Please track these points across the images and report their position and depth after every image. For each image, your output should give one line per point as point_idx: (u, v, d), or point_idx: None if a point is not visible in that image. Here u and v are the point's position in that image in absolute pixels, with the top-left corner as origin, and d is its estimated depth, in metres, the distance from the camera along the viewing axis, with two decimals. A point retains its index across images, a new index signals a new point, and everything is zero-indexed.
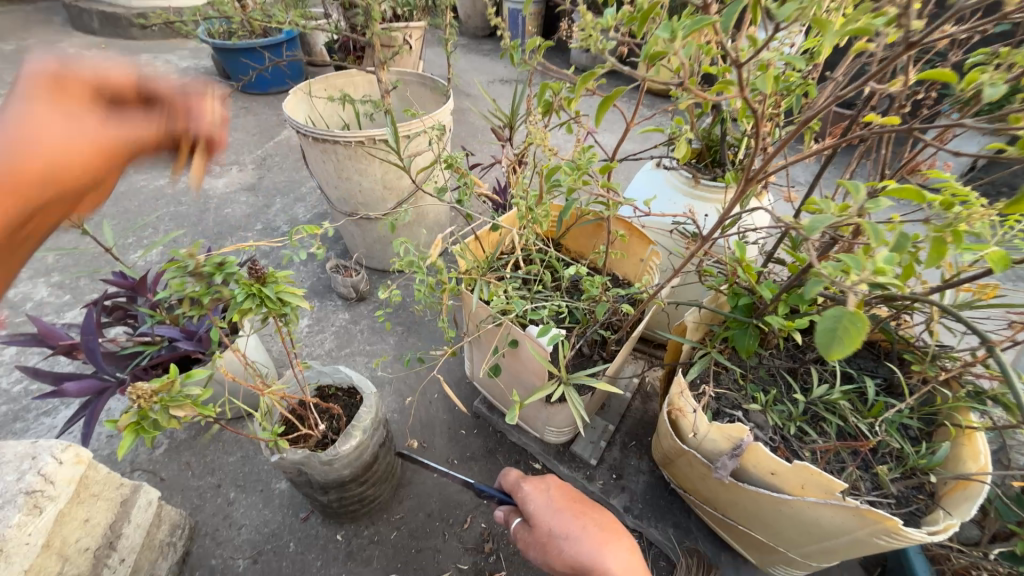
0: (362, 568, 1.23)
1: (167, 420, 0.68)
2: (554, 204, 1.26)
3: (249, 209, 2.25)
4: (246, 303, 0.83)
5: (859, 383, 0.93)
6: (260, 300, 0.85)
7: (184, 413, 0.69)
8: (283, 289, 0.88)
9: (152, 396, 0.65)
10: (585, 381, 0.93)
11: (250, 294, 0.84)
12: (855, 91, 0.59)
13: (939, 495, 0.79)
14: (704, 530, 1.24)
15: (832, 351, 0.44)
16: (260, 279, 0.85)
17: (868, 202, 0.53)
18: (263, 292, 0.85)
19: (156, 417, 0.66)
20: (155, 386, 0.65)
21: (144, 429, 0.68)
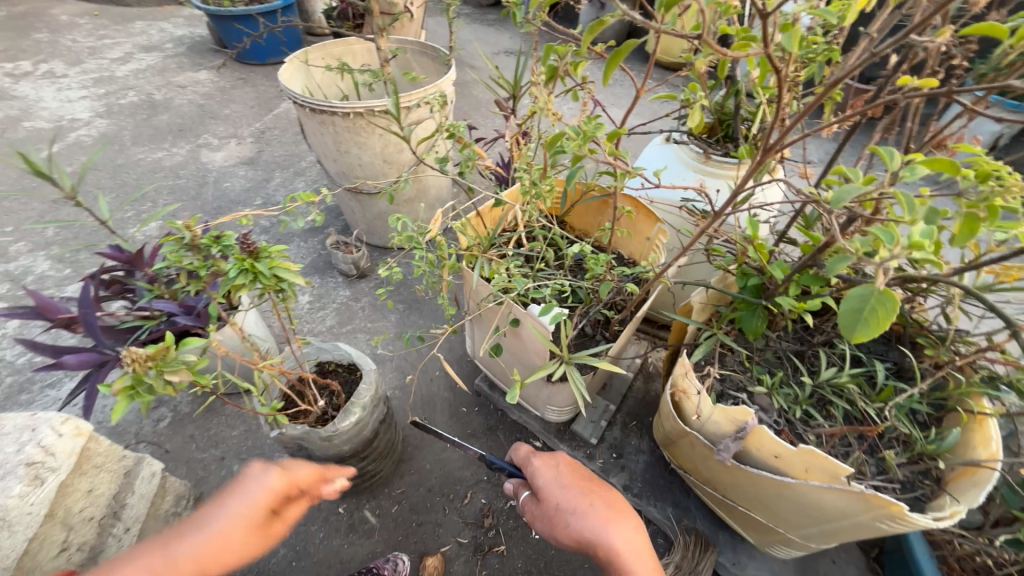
0: (364, 540, 1.25)
1: (162, 386, 0.67)
2: (558, 179, 1.22)
3: (249, 183, 2.21)
4: (240, 278, 0.82)
5: (868, 366, 0.90)
6: (253, 275, 0.83)
7: (179, 379, 0.67)
8: (277, 265, 0.85)
9: (147, 361, 0.64)
10: (587, 361, 0.91)
11: (243, 270, 0.82)
12: (891, 49, 0.54)
13: (946, 480, 0.77)
14: (702, 509, 1.25)
15: (857, 331, 0.50)
16: (253, 254, 0.83)
17: (902, 169, 0.49)
18: (257, 267, 0.83)
19: (151, 382, 0.65)
20: (151, 350, 0.64)
21: (138, 394, 0.66)
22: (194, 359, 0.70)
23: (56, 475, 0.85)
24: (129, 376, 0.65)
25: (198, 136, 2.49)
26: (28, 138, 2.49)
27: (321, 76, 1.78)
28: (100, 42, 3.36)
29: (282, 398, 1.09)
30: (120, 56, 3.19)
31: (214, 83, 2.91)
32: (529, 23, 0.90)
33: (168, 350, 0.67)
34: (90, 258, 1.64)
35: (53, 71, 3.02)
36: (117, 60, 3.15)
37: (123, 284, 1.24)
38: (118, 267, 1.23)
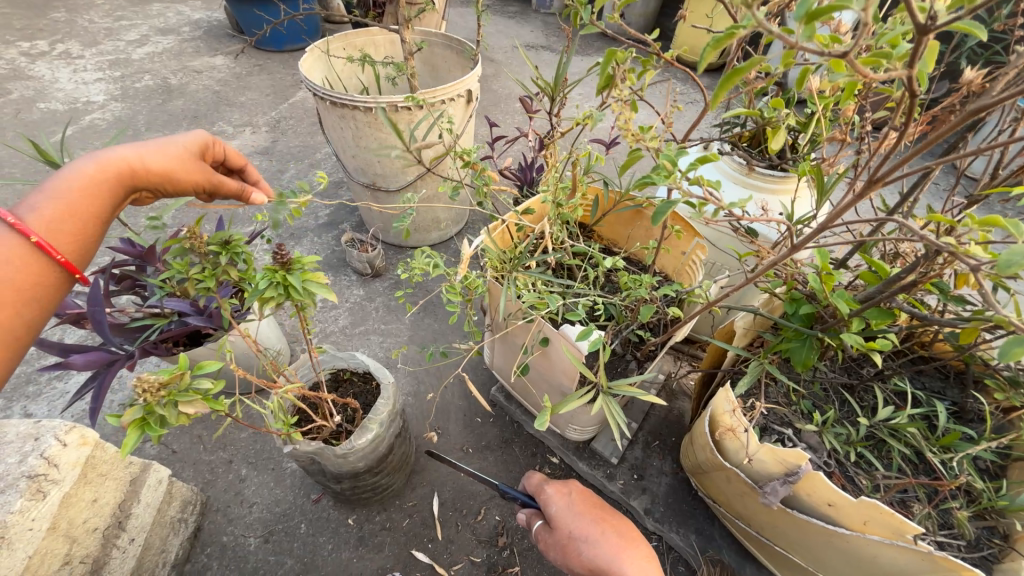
0: (373, 554, 1.21)
1: (176, 417, 0.62)
2: (590, 187, 1.15)
3: (263, 173, 2.17)
4: (269, 291, 0.76)
5: (927, 407, 0.84)
6: (284, 289, 0.77)
7: (195, 410, 0.62)
8: (308, 277, 0.80)
9: (160, 390, 0.59)
10: (626, 393, 0.84)
11: (273, 282, 0.76)
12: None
13: (1016, 539, 0.71)
14: (727, 538, 1.19)
15: None
16: (285, 265, 0.77)
17: None
18: (289, 281, 0.77)
19: (164, 413, 0.60)
20: (165, 378, 0.59)
21: (151, 426, 0.61)
22: (209, 385, 0.64)
23: (58, 488, 0.82)
24: (142, 408, 0.59)
25: (212, 124, 2.44)
26: (41, 121, 2.45)
27: (341, 67, 1.71)
28: (116, 23, 3.31)
29: (295, 411, 1.05)
30: (136, 38, 3.14)
31: (230, 69, 2.86)
32: (590, 25, 0.83)
33: (183, 376, 0.61)
34: (102, 247, 1.61)
35: (68, 52, 2.98)
36: (133, 42, 3.10)
37: (135, 279, 1.19)
38: (129, 261, 1.18)
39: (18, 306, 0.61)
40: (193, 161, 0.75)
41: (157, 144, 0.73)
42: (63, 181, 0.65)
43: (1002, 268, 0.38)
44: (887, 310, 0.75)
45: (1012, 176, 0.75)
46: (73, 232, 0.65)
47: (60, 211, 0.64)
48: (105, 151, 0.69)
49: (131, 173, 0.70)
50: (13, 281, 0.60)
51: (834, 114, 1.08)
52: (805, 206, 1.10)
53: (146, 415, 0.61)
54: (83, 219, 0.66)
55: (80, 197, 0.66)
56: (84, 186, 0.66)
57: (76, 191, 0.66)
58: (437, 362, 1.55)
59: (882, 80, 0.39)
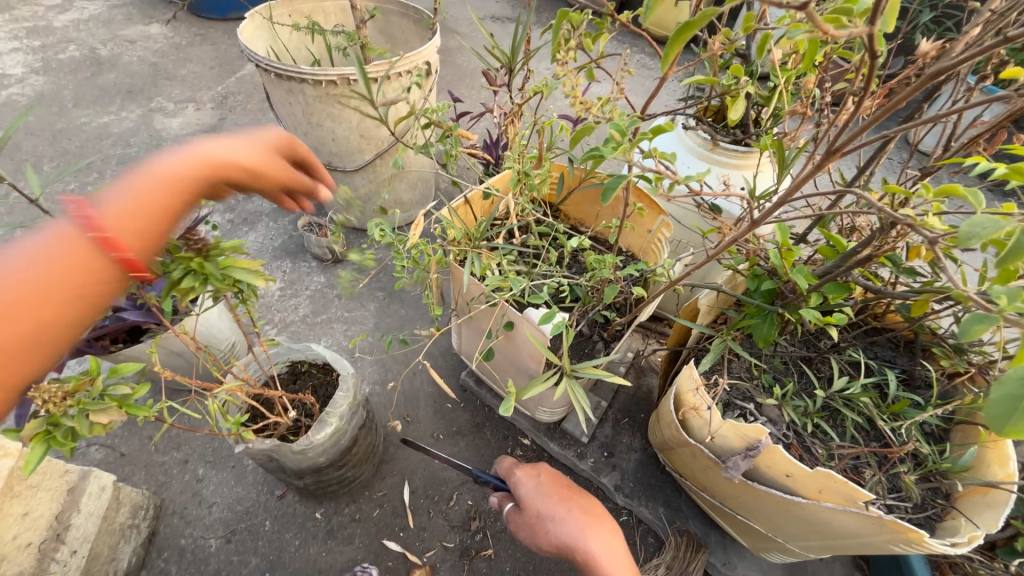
0: (343, 546, 1.19)
1: (89, 428, 0.56)
2: (554, 165, 1.12)
3: None
4: (185, 280, 0.69)
5: (879, 376, 0.87)
6: (202, 277, 0.70)
7: (109, 419, 0.56)
8: (232, 264, 0.73)
9: (66, 398, 0.54)
10: (592, 376, 0.82)
11: (190, 270, 0.70)
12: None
13: (958, 498, 0.74)
14: (694, 509, 1.22)
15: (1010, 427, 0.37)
16: (202, 251, 0.71)
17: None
18: (206, 268, 0.70)
19: (72, 425, 0.54)
20: (68, 386, 0.54)
21: (58, 440, 0.55)
22: (127, 391, 0.59)
23: None
24: (41, 421, 0.54)
25: (150, 99, 2.25)
26: None
27: (287, 36, 1.58)
28: None
29: (247, 408, 0.99)
30: (58, 3, 2.83)
31: (168, 39, 2.62)
32: None
33: (92, 383, 0.56)
34: None
35: None
36: (55, 8, 2.79)
37: None
38: None
39: (53, 302, 0.48)
40: (270, 152, 0.64)
41: (243, 140, 0.63)
42: (145, 175, 0.54)
43: (961, 241, 0.37)
44: (843, 284, 0.76)
45: (964, 147, 0.76)
46: (141, 228, 0.52)
47: (130, 203, 0.52)
48: (193, 147, 0.58)
49: (222, 172, 0.59)
50: (64, 277, 0.48)
51: (796, 87, 1.07)
52: (768, 181, 1.10)
53: (51, 431, 0.56)
54: (157, 218, 0.53)
55: (154, 191, 0.53)
56: (161, 182, 0.54)
57: (157, 178, 0.54)
58: (397, 350, 1.50)
59: (845, 36, 0.36)
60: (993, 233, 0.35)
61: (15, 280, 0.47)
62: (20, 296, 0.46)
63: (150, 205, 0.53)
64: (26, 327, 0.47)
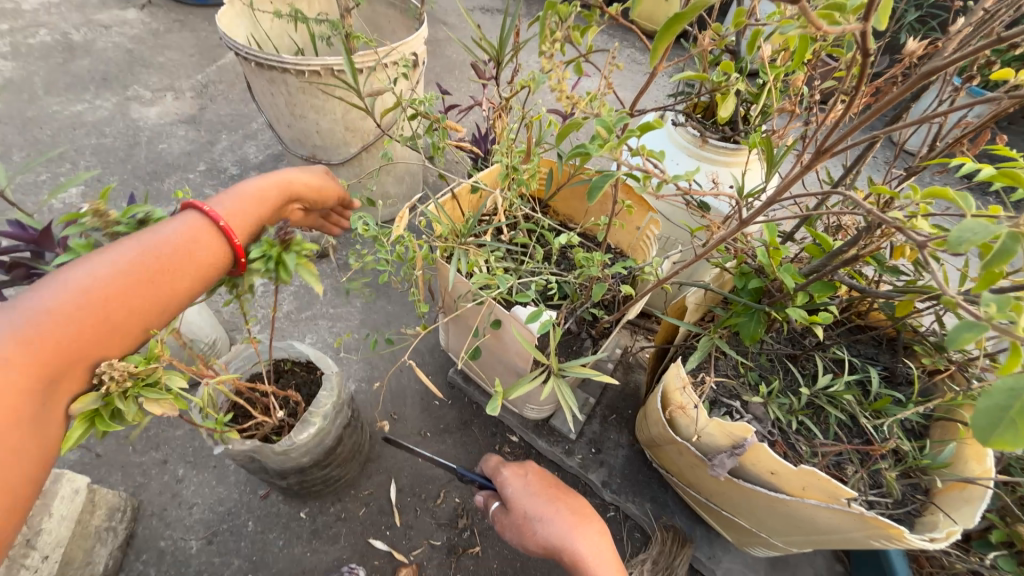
0: (328, 546, 1.17)
1: (134, 413, 0.59)
2: (543, 160, 1.10)
3: (190, 145, 1.98)
4: (256, 265, 0.65)
5: (862, 373, 0.88)
6: (272, 267, 0.66)
7: (161, 410, 0.60)
8: (304, 264, 0.69)
9: (128, 382, 0.57)
10: (579, 374, 0.81)
11: (264, 258, 0.66)
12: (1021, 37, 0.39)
13: (936, 493, 0.76)
14: (680, 504, 1.23)
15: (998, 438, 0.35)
16: (284, 242, 0.67)
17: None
18: (280, 259, 0.66)
19: (125, 406, 0.57)
20: (138, 369, 0.58)
21: (104, 421, 0.57)
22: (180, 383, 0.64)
23: None
24: (99, 398, 0.55)
25: (126, 87, 2.18)
26: None
27: (269, 24, 1.53)
28: None
29: (230, 407, 0.96)
30: None
31: (145, 25, 2.53)
32: None
33: (154, 371, 0.60)
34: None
35: None
36: None
37: (30, 268, 0.96)
38: (21, 248, 0.96)
39: (177, 277, 0.59)
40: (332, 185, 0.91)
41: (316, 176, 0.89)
42: (248, 184, 0.70)
43: (951, 246, 0.36)
44: (830, 283, 0.76)
45: (947, 148, 0.77)
46: (246, 222, 0.67)
47: (242, 204, 0.67)
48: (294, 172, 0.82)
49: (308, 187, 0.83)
50: (191, 254, 0.61)
51: (785, 84, 1.07)
52: (756, 179, 1.10)
53: (99, 408, 0.57)
54: (257, 219, 0.69)
55: (255, 201, 0.69)
56: (280, 182, 0.75)
57: (258, 189, 0.70)
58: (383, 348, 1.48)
59: (838, 33, 0.35)
60: (981, 239, 0.35)
61: (155, 249, 0.58)
62: (159, 268, 0.58)
63: (253, 208, 0.68)
64: (157, 295, 0.58)
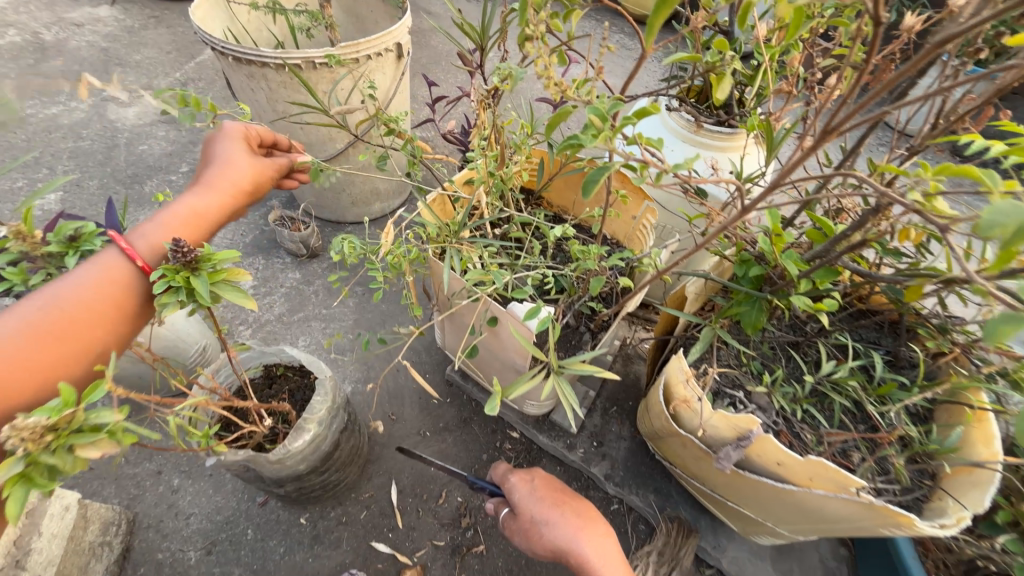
0: (330, 551, 1.16)
1: (72, 465, 0.49)
2: (536, 151, 1.08)
3: (171, 145, 1.92)
4: (168, 297, 0.60)
5: (866, 358, 0.86)
6: (187, 293, 0.61)
7: (101, 453, 0.50)
8: (220, 278, 0.64)
9: (47, 434, 0.47)
10: (580, 370, 0.78)
11: (173, 286, 0.61)
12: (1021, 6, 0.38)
13: (944, 478, 0.74)
14: (684, 494, 1.22)
15: None
16: (190, 264, 0.61)
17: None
18: (193, 283, 0.61)
19: (55, 463, 0.47)
20: (48, 420, 0.47)
21: (37, 480, 0.48)
22: (115, 417, 0.51)
23: None
24: (19, 461, 0.46)
25: (101, 87, 2.11)
26: None
27: (246, 16, 1.47)
28: None
29: (219, 419, 0.94)
30: None
31: (119, 22, 2.44)
32: None
33: (75, 414, 0.49)
34: None
35: None
36: None
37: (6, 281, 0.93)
38: None
39: (91, 319, 0.63)
40: (258, 161, 0.85)
41: (224, 159, 0.81)
42: (172, 212, 0.72)
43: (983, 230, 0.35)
44: (833, 269, 0.74)
45: (952, 126, 0.74)
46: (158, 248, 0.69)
47: (156, 233, 0.70)
48: (223, 170, 0.80)
49: (248, 188, 0.82)
50: (102, 295, 0.64)
51: (780, 64, 1.04)
52: (753, 163, 1.08)
53: (29, 470, 0.48)
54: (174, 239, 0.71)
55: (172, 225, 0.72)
56: (233, 183, 0.79)
57: (190, 210, 0.74)
58: (376, 356, 1.45)
59: None
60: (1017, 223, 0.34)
61: (59, 298, 0.62)
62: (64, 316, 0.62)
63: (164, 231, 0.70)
64: (76, 342, 0.62)
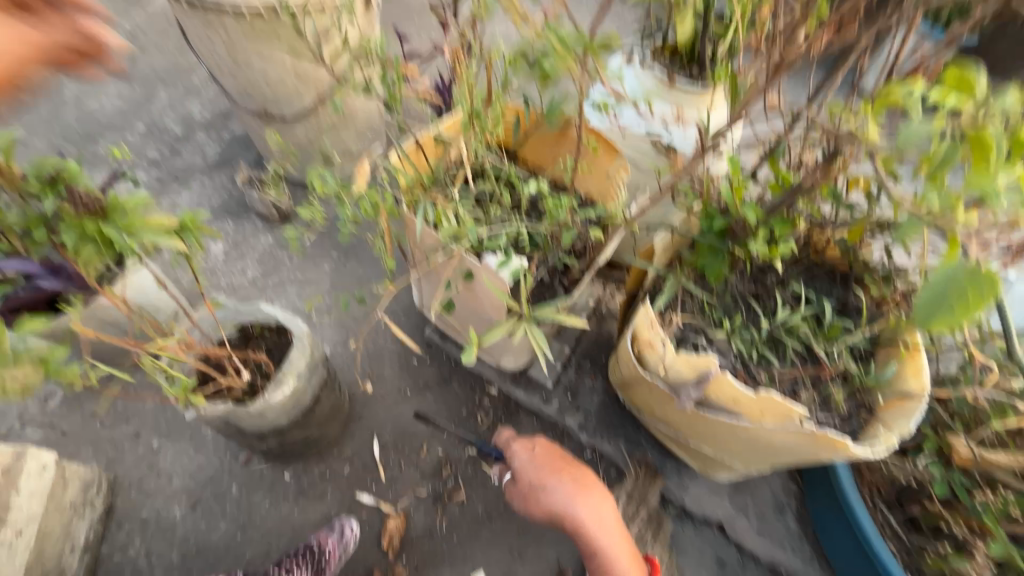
0: (315, 503, 1.20)
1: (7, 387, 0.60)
2: (510, 106, 1.07)
3: (124, 102, 1.81)
4: (78, 243, 0.82)
5: (817, 306, 0.92)
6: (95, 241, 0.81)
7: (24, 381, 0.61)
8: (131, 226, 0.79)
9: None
10: (551, 318, 0.81)
11: (82, 236, 0.82)
12: None
13: (878, 409, 0.82)
14: (652, 440, 1.30)
15: (942, 317, 0.52)
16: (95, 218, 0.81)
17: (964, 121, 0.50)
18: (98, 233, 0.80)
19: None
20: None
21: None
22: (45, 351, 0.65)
23: None
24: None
25: None
26: None
27: None
28: None
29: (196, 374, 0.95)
30: None
31: None
32: None
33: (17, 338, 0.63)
34: None
35: None
36: None
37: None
38: None
39: None
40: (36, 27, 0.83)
41: None
42: None
43: None
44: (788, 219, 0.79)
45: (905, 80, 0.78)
46: None
47: None
48: None
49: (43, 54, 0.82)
50: None
51: (752, 19, 1.05)
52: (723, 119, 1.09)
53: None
54: None
55: None
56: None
57: None
58: (354, 319, 1.45)
59: None
60: None
61: None
62: None
63: None
64: None
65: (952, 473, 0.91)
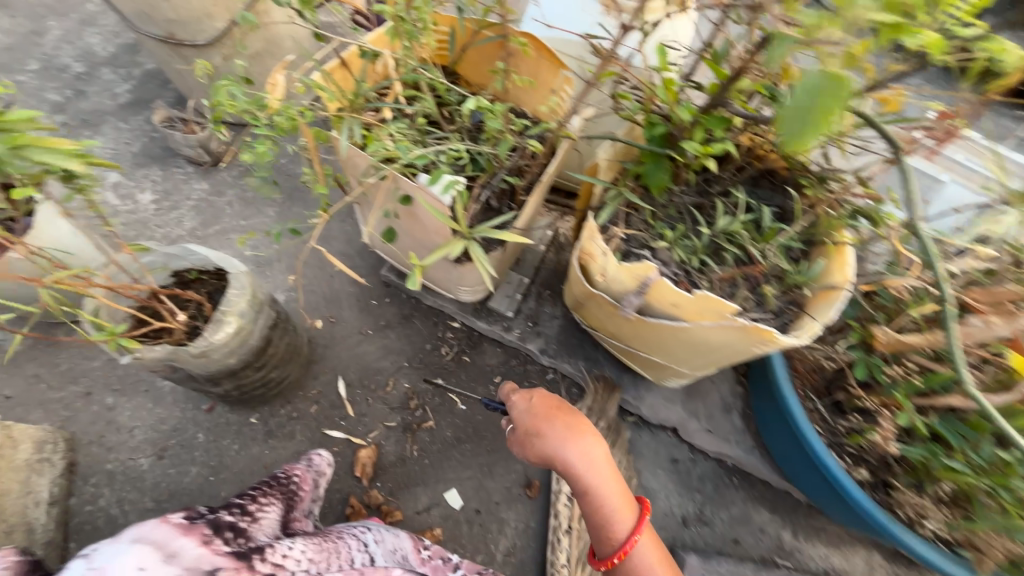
0: (285, 442, 1.22)
1: None
2: (442, 16, 0.99)
3: (10, 39, 1.60)
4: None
5: (757, 212, 0.94)
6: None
7: None
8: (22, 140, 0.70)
9: None
10: (490, 234, 0.79)
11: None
12: None
13: (807, 304, 0.87)
14: (610, 358, 1.36)
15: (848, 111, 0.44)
16: None
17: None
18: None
19: None
20: None
21: None
22: None
23: None
24: None
25: None
26: None
27: None
28: None
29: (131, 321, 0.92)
30: None
31: None
32: None
33: None
34: None
35: None
36: None
37: None
38: None
39: None
40: None
41: None
42: None
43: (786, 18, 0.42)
44: (723, 118, 0.78)
45: None
46: None
47: None
48: None
49: None
50: None
51: None
52: None
53: None
54: None
55: None
56: None
57: None
58: (307, 264, 1.41)
59: None
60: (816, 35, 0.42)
61: None
62: None
63: None
64: None
65: (872, 357, 0.98)
